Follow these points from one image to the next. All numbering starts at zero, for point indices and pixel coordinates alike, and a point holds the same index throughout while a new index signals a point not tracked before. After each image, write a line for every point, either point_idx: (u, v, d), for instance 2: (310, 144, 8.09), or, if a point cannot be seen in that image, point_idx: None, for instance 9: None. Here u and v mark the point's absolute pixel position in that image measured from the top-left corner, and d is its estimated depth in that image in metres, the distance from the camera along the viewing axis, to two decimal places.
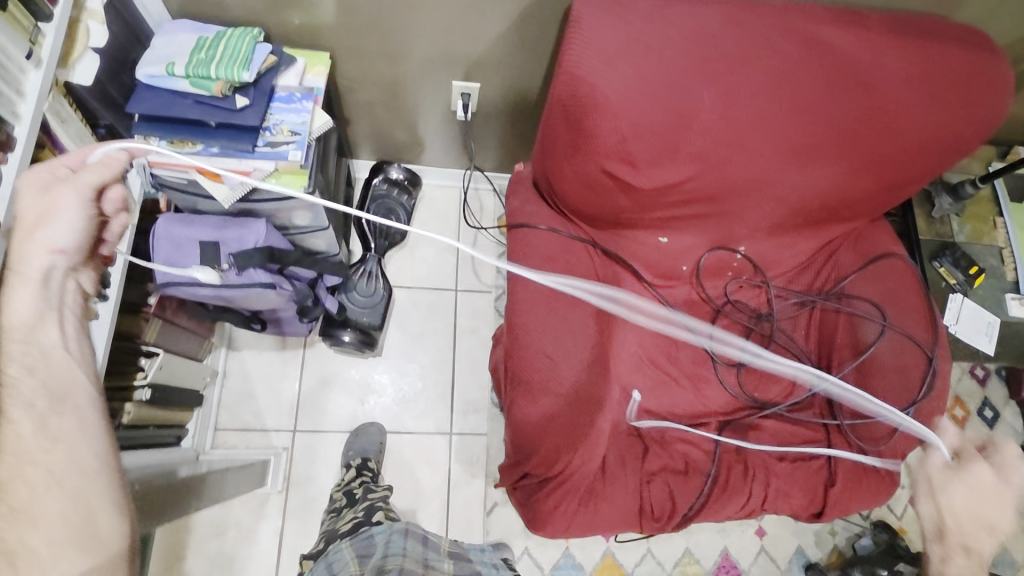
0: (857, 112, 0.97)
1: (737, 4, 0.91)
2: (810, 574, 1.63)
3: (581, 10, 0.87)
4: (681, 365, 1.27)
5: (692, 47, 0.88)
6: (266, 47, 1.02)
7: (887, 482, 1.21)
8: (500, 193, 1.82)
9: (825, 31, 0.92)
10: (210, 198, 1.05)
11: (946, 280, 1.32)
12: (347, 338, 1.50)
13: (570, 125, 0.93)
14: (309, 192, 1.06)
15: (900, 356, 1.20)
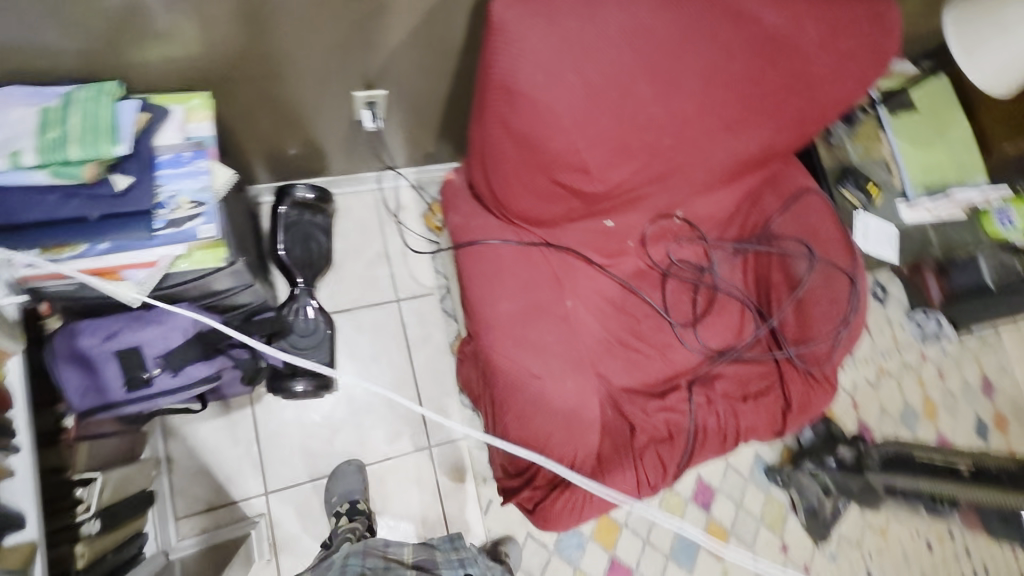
0: (775, 77, 1.01)
1: None
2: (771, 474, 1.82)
3: (505, 17, 0.81)
4: (645, 337, 1.31)
5: (621, 40, 0.85)
6: (131, 104, 0.85)
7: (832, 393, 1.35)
8: (419, 187, 1.70)
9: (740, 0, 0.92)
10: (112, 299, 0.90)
11: (851, 203, 1.45)
12: (301, 387, 1.37)
13: (511, 135, 0.89)
14: (232, 263, 0.92)
15: (829, 284, 1.31)
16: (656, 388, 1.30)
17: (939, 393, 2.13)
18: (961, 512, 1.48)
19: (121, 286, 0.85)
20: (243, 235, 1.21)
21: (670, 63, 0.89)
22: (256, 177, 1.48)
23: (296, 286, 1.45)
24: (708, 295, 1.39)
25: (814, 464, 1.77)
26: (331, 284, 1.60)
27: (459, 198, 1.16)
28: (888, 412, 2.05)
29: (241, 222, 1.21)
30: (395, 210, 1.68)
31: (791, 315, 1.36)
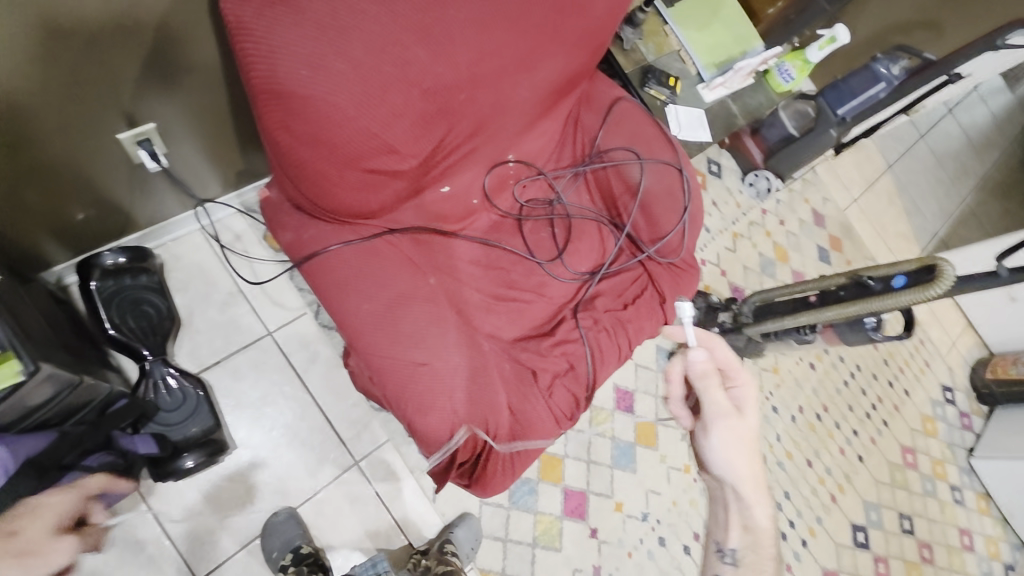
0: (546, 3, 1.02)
1: None
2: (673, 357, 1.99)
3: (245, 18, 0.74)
4: (519, 284, 1.34)
5: (375, 7, 0.81)
6: None
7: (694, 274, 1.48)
8: (248, 210, 1.57)
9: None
10: None
11: (659, 98, 1.54)
12: (192, 462, 1.26)
13: (300, 139, 0.83)
14: (33, 370, 0.81)
15: (662, 180, 1.41)
16: (545, 328, 1.34)
17: (785, 237, 2.41)
18: (822, 333, 1.72)
19: None
20: (55, 333, 1.06)
21: (436, 15, 0.86)
22: (48, 258, 1.28)
23: (145, 359, 1.30)
24: (564, 225, 1.44)
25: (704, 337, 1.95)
26: (189, 343, 1.45)
27: (284, 215, 1.09)
28: (751, 268, 2.29)
29: (49, 322, 1.08)
30: (230, 241, 1.55)
31: (640, 219, 1.45)
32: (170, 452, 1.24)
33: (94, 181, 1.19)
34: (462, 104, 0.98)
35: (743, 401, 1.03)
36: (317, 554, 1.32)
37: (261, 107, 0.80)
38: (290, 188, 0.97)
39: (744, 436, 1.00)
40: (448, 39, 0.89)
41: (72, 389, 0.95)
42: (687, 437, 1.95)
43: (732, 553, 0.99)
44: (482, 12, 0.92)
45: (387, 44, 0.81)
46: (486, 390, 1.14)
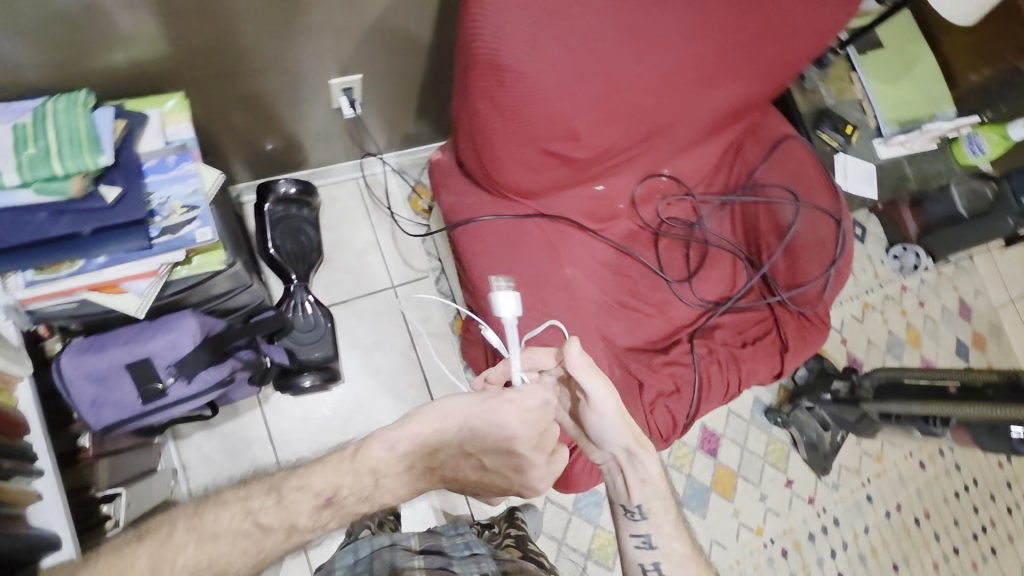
0: (753, 26, 1.02)
1: None
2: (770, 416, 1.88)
3: None
4: (644, 296, 1.34)
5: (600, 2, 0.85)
6: (109, 112, 0.83)
7: (824, 330, 1.40)
8: (401, 171, 1.69)
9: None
10: (113, 312, 0.88)
11: (829, 144, 1.48)
12: (309, 382, 1.39)
13: (497, 111, 0.89)
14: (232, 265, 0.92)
15: (816, 227, 1.35)
16: (659, 345, 1.33)
17: (921, 321, 2.21)
18: (952, 430, 1.57)
19: (125, 300, 0.85)
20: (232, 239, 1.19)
21: (651, 19, 0.90)
22: (237, 175, 1.45)
23: (291, 282, 1.43)
24: (700, 249, 1.42)
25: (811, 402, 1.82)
26: (325, 277, 1.59)
27: (449, 178, 1.16)
28: (875, 344, 2.13)
29: (232, 229, 1.22)
30: (380, 196, 1.67)
31: (781, 261, 1.39)
32: (295, 366, 1.37)
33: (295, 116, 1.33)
34: (646, 107, 1.00)
35: (615, 383, 0.88)
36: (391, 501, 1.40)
37: (471, 75, 0.87)
38: (467, 155, 1.04)
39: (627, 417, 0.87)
40: (653, 44, 0.92)
41: (243, 290, 1.07)
42: (767, 499, 1.84)
43: (642, 509, 0.92)
44: (690, 22, 0.94)
45: (598, 37, 0.86)
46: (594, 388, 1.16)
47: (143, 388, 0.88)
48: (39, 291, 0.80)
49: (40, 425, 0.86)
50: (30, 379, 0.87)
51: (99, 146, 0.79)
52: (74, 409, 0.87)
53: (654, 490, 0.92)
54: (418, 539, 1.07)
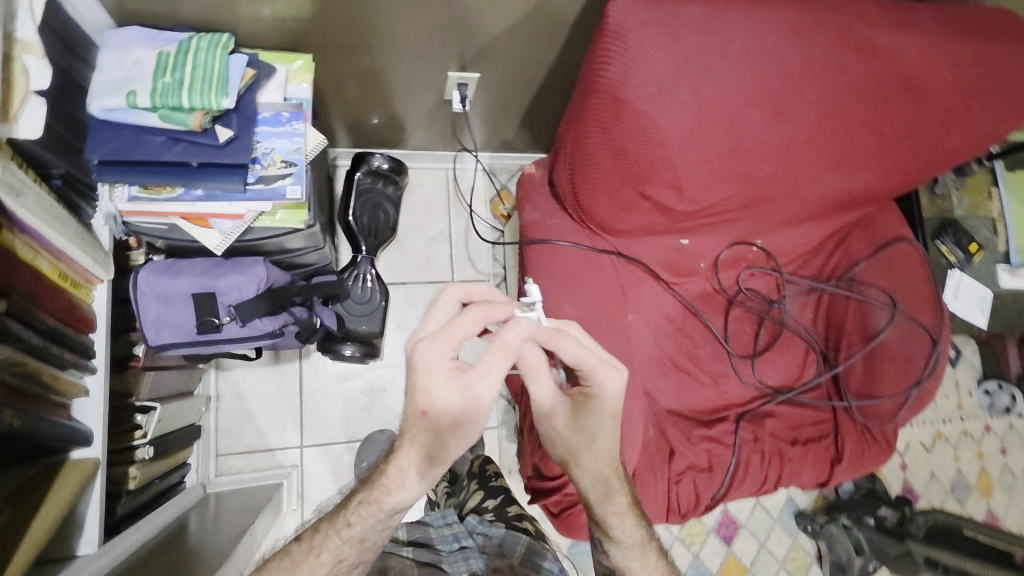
0: (898, 118, 0.95)
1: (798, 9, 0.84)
2: (800, 521, 1.74)
3: (622, 21, 0.79)
4: (700, 362, 1.27)
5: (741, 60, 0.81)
6: (244, 58, 0.87)
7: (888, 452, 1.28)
8: (491, 173, 1.69)
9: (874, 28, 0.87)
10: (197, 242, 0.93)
11: (947, 258, 1.35)
12: (349, 351, 1.41)
13: (606, 142, 0.87)
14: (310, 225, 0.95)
15: (908, 342, 1.24)
16: (703, 418, 1.25)
17: (998, 469, 1.99)
18: None
19: (209, 234, 0.90)
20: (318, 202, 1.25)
21: (790, 88, 0.86)
22: (338, 140, 1.50)
23: (359, 254, 1.46)
24: (773, 330, 1.33)
25: (851, 520, 1.67)
26: (392, 255, 1.62)
27: (537, 195, 1.15)
28: (937, 479, 1.93)
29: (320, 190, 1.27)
30: (465, 191, 1.68)
31: (858, 366, 1.28)
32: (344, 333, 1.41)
33: None
34: (757, 175, 0.95)
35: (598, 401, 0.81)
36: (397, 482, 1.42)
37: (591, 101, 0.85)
38: (562, 177, 1.02)
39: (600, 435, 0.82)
40: (784, 114, 0.88)
41: (312, 250, 1.11)
42: None
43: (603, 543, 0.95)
44: (828, 100, 0.89)
45: (730, 94, 0.83)
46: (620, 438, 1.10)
47: (202, 319, 0.92)
48: (138, 208, 0.85)
49: (107, 328, 0.91)
50: (110, 282, 0.93)
51: (227, 88, 0.83)
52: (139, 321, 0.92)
53: (625, 544, 0.92)
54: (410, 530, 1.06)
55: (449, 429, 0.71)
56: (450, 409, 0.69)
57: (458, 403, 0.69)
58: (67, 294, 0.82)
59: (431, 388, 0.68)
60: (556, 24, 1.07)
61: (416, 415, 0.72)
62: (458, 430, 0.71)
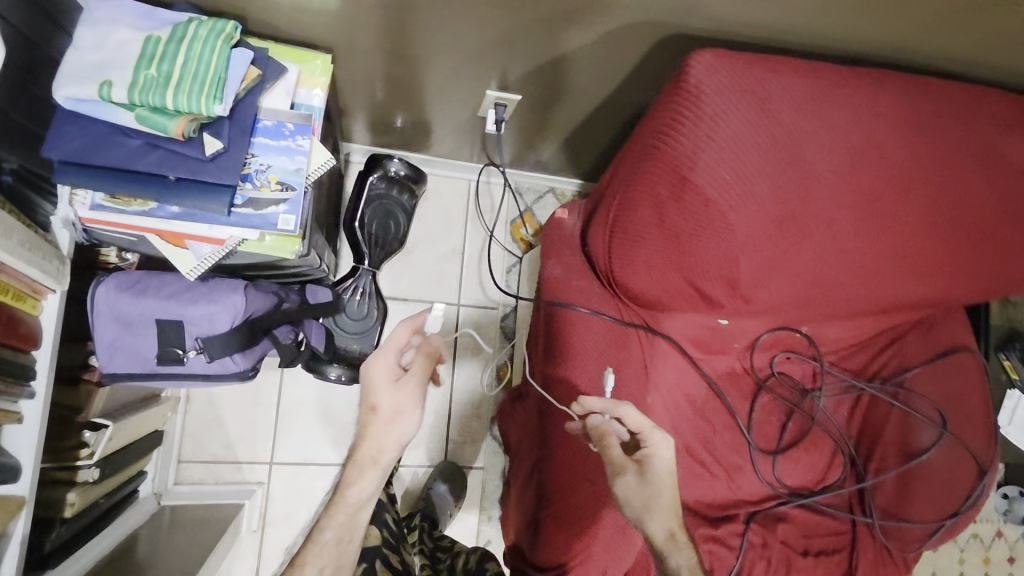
0: (1004, 236, 0.81)
1: (909, 101, 0.71)
2: None
3: (700, 85, 0.65)
4: (716, 452, 1.14)
5: (835, 154, 0.68)
6: (248, 55, 0.73)
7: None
8: (517, 192, 1.55)
9: (995, 131, 0.74)
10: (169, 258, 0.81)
11: (1008, 374, 1.21)
12: (334, 374, 1.28)
13: (660, 222, 0.72)
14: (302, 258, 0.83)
15: (952, 468, 1.10)
16: (710, 514, 1.13)
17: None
18: None
19: (180, 257, 0.77)
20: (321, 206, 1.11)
21: (893, 189, 0.71)
22: (356, 137, 1.36)
23: (360, 266, 1.33)
24: (802, 425, 1.19)
25: None
26: (397, 267, 1.48)
27: (564, 248, 1.02)
28: None
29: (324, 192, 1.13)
30: (485, 209, 1.54)
31: (890, 482, 1.15)
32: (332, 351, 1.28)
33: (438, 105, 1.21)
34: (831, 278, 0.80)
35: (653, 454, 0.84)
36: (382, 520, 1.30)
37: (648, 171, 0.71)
38: (598, 244, 0.88)
39: (654, 494, 0.81)
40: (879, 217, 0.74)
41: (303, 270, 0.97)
42: None
43: None
44: (934, 208, 0.75)
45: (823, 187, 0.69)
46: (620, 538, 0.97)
47: (165, 348, 0.80)
48: (102, 218, 0.73)
49: (52, 344, 0.78)
50: (62, 290, 0.80)
51: (222, 93, 0.70)
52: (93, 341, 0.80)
53: None
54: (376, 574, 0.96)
55: (384, 437, 0.85)
56: (388, 415, 0.85)
57: (400, 408, 0.85)
58: (4, 308, 0.69)
59: (378, 398, 0.86)
60: (620, 56, 0.92)
61: (366, 429, 0.86)
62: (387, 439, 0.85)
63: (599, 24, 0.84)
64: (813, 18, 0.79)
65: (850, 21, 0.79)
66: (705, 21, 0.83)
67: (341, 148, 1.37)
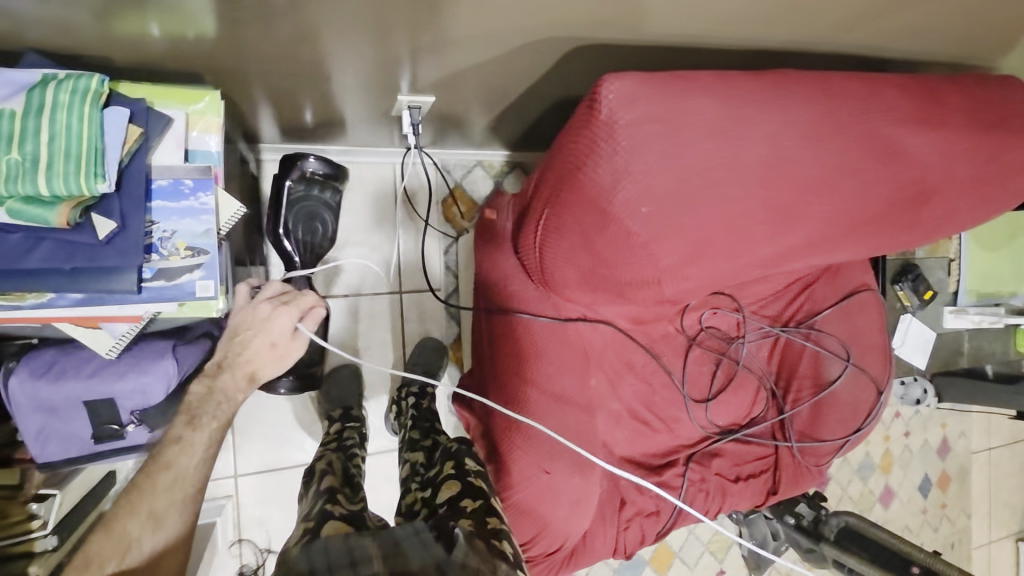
0: (902, 222, 0.86)
1: (814, 77, 0.74)
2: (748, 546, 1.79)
3: (623, 131, 0.65)
4: (657, 409, 1.26)
5: (750, 167, 0.69)
6: (124, 114, 0.66)
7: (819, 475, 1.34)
8: (444, 170, 1.51)
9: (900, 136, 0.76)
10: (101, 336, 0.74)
11: (902, 302, 1.36)
12: (285, 388, 1.27)
13: (621, 175, 0.66)
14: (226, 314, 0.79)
15: (856, 393, 1.28)
16: (654, 462, 1.27)
17: (898, 448, 2.25)
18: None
19: (97, 338, 0.73)
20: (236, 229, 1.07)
21: (805, 198, 0.75)
22: (265, 137, 1.27)
23: (293, 274, 1.28)
24: (730, 370, 1.32)
25: (783, 532, 1.71)
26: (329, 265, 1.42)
27: (495, 249, 1.06)
28: (848, 462, 2.15)
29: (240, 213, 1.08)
30: (412, 190, 1.49)
31: (805, 411, 1.31)
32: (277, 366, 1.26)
33: (347, 110, 1.11)
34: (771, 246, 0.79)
35: None
36: (361, 421, 1.29)
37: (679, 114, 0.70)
38: (579, 197, 0.71)
39: None
40: (759, 186, 0.71)
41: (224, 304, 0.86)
42: None
43: None
44: (863, 210, 0.80)
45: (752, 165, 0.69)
46: (547, 507, 1.03)
47: (105, 426, 0.77)
48: None
49: None
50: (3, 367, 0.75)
51: (103, 168, 0.64)
52: (27, 445, 0.75)
53: None
54: (386, 559, 0.66)
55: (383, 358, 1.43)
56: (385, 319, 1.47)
57: None
58: None
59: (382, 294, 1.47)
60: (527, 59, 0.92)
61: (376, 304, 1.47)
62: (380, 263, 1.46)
63: (516, 33, 0.79)
64: (696, 19, 0.79)
65: (733, 31, 0.84)
66: (621, 31, 0.82)
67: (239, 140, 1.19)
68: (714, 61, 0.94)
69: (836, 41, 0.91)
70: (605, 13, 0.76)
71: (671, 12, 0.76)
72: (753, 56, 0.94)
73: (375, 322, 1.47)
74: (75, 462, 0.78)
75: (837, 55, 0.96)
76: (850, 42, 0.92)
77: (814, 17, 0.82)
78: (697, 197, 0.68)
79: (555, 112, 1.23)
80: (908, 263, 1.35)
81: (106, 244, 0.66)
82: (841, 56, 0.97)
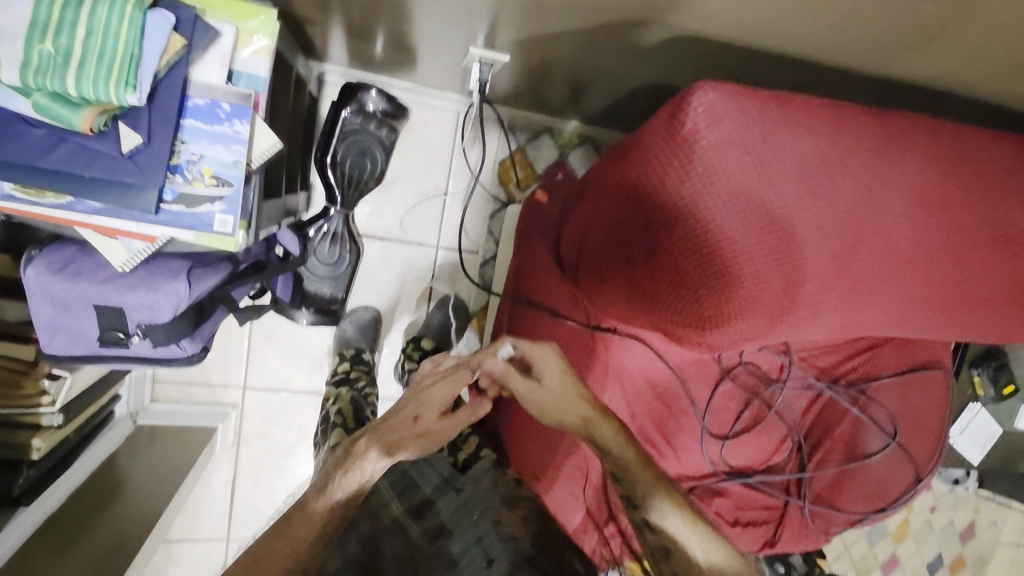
0: (1004, 321, 0.74)
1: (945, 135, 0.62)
2: None
3: (702, 152, 0.57)
4: (668, 435, 1.17)
5: (837, 222, 0.60)
6: (168, 23, 0.61)
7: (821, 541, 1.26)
8: (509, 130, 1.41)
9: (1013, 218, 0.66)
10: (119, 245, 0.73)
11: (974, 389, 1.21)
12: (303, 319, 1.26)
13: (691, 203, 0.57)
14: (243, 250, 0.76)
15: (890, 472, 1.17)
16: None
17: (919, 523, 2.11)
18: None
19: (111, 248, 0.72)
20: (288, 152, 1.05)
21: (896, 272, 0.64)
22: (332, 60, 1.21)
23: (333, 208, 1.24)
24: (757, 412, 1.22)
25: None
26: (372, 204, 1.38)
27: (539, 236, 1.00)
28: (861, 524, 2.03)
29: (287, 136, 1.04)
30: (472, 145, 1.41)
31: (827, 475, 1.21)
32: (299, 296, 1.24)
33: (419, 50, 1.04)
34: (838, 324, 0.67)
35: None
36: (371, 367, 1.32)
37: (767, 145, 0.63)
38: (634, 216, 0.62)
39: None
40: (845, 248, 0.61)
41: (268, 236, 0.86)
42: None
43: None
44: (958, 298, 0.69)
45: (839, 220, 0.60)
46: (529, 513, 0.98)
47: (111, 332, 0.77)
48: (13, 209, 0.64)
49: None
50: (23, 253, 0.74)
51: (136, 78, 0.60)
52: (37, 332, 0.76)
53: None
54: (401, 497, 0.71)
55: None
56: (417, 271, 1.43)
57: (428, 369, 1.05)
58: None
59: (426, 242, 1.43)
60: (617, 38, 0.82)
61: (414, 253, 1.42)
62: (427, 213, 1.41)
63: (609, 9, 0.69)
64: (820, 33, 0.66)
65: (870, 51, 0.70)
66: (729, 30, 0.70)
67: (302, 59, 1.13)
68: (835, 82, 0.80)
69: (992, 89, 0.75)
70: (717, 8, 0.64)
71: (794, 19, 0.64)
72: (883, 86, 0.79)
73: (408, 271, 1.43)
74: (79, 360, 0.79)
75: (987, 104, 0.80)
76: (1014, 92, 0.75)
77: (969, 58, 0.67)
78: (775, 248, 0.59)
79: (641, 96, 1.11)
80: (996, 350, 1.20)
81: (128, 158, 0.62)
82: (987, 106, 0.81)
